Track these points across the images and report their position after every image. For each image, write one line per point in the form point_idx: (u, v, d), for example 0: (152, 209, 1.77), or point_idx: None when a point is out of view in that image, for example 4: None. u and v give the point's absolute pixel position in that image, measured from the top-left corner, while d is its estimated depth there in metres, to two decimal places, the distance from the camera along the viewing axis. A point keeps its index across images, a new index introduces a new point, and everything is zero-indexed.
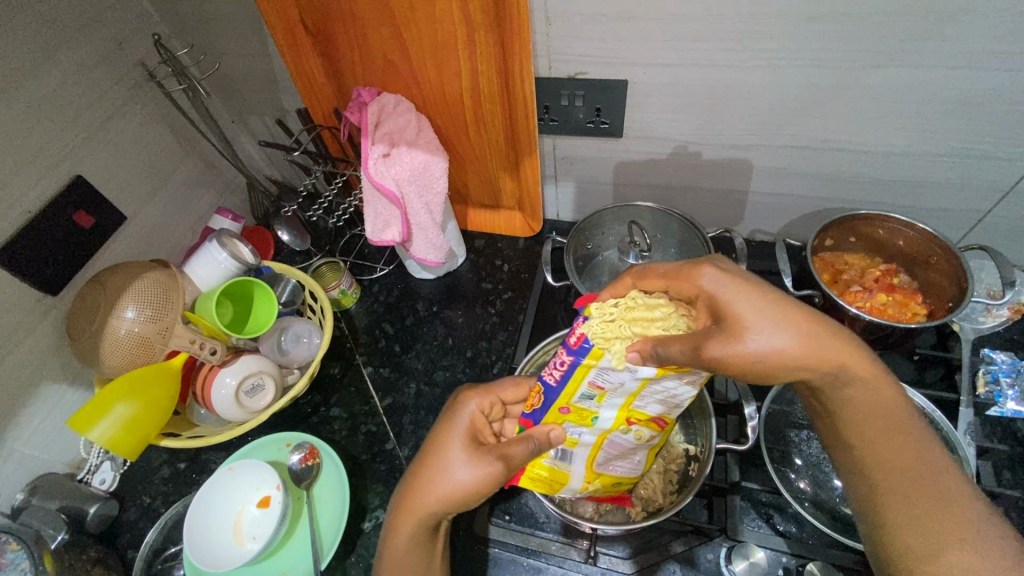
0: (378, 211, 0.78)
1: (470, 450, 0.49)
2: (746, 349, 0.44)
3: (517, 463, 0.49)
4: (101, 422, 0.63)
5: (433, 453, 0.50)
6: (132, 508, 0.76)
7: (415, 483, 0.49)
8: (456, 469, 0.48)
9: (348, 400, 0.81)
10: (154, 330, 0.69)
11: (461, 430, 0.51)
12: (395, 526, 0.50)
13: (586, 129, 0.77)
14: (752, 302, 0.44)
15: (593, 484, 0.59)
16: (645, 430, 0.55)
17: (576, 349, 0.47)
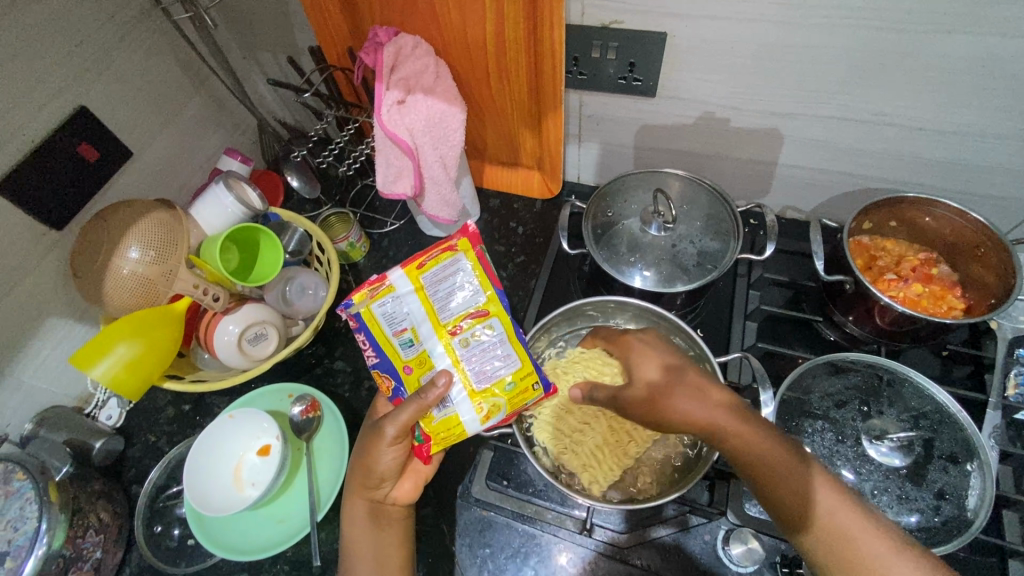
0: (390, 162, 0.75)
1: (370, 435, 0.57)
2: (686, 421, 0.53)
3: (409, 421, 0.55)
4: (104, 361, 0.62)
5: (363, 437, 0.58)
6: (137, 444, 0.77)
7: (358, 466, 0.57)
8: (376, 443, 0.56)
9: (353, 354, 0.80)
10: (159, 272, 0.68)
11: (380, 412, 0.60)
12: (349, 508, 0.57)
13: (616, 84, 0.72)
14: (681, 391, 0.53)
15: (486, 408, 0.59)
16: (475, 327, 0.60)
17: (358, 325, 0.61)
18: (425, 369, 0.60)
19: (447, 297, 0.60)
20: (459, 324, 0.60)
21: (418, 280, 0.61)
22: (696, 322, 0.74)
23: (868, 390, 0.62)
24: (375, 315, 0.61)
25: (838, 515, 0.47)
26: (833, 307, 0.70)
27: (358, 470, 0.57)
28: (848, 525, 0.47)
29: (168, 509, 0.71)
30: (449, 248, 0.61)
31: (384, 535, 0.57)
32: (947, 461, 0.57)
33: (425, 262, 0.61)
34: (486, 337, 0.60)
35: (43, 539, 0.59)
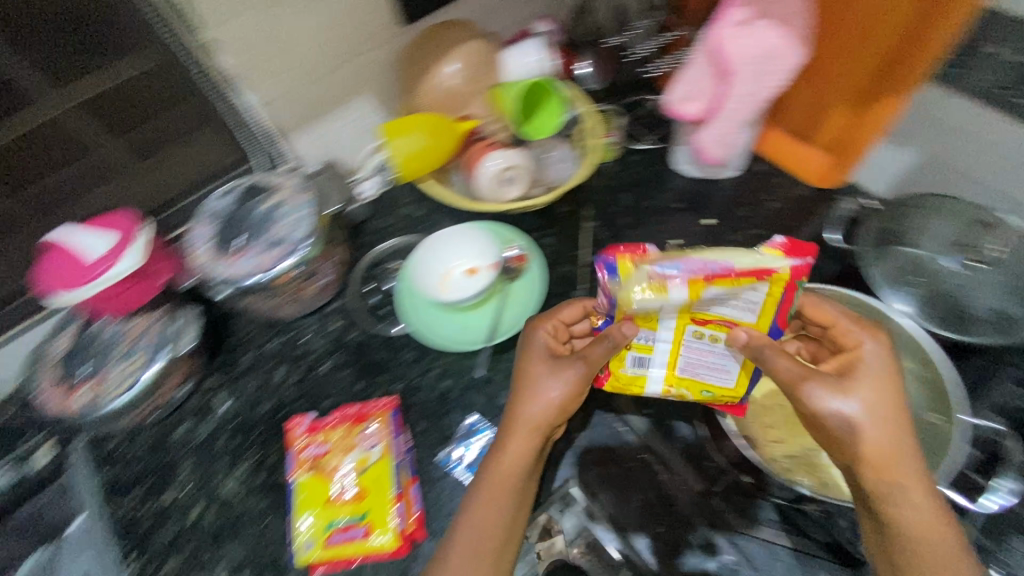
0: (697, 78, 0.74)
1: (551, 365, 0.63)
2: (837, 406, 0.55)
3: (596, 361, 0.60)
4: (402, 139, 0.75)
5: (526, 357, 0.64)
6: (373, 222, 0.92)
7: (525, 397, 0.62)
8: (535, 380, 0.62)
9: (563, 238, 0.85)
10: (462, 91, 0.78)
11: (547, 342, 0.65)
12: (503, 445, 0.61)
13: (987, 95, 0.66)
14: (867, 376, 0.56)
15: (673, 392, 0.62)
16: (713, 333, 0.59)
17: (606, 272, 0.56)
18: (641, 348, 0.61)
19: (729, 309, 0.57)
20: (705, 325, 0.58)
21: (698, 294, 0.54)
22: None
23: None
24: (631, 296, 0.55)
25: (933, 528, 0.52)
26: None
27: (512, 402, 0.63)
28: (942, 547, 0.52)
29: (378, 278, 0.85)
30: (757, 275, 0.53)
31: (532, 456, 0.61)
32: None
33: (717, 278, 0.53)
34: (716, 345, 0.60)
35: (302, 248, 0.73)
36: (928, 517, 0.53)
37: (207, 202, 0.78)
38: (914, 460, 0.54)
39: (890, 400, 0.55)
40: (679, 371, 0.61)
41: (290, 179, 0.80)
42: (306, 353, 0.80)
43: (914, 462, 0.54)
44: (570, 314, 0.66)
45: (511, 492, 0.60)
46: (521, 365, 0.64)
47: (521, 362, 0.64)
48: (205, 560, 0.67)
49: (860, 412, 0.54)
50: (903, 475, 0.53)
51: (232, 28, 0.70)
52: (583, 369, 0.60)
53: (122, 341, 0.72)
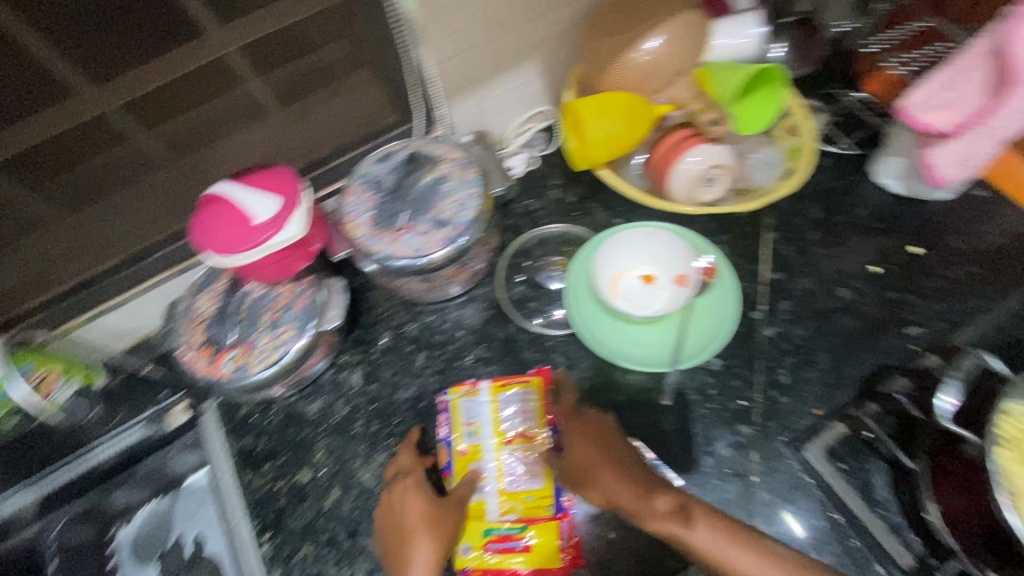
0: (960, 80, 0.62)
1: (423, 506, 0.61)
2: (585, 475, 0.60)
3: (461, 493, 0.62)
4: (590, 121, 0.66)
5: (398, 513, 0.61)
6: (520, 203, 0.84)
7: (399, 557, 0.58)
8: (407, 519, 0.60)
9: (738, 247, 0.75)
10: (670, 67, 0.68)
11: (422, 499, 0.61)
12: None
13: None
14: (590, 446, 0.61)
15: (510, 512, 0.63)
16: (523, 447, 0.65)
17: None
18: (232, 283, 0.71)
19: (509, 413, 0.67)
20: (512, 442, 0.66)
21: None
22: None
23: None
24: None
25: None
26: None
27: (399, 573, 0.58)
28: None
29: (526, 268, 0.78)
30: (522, 382, 0.68)
31: None
32: None
33: None
34: (526, 455, 0.65)
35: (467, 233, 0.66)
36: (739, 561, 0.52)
37: (365, 166, 0.71)
38: (689, 520, 0.55)
39: (597, 450, 0.61)
40: (500, 492, 0.64)
41: (453, 151, 0.72)
42: (447, 341, 0.74)
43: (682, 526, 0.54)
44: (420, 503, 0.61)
45: None
46: (393, 523, 0.61)
47: (392, 530, 0.61)
48: (344, 550, 0.64)
49: (628, 500, 0.58)
50: (676, 533, 0.54)
51: None
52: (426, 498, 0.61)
53: (270, 310, 0.68)
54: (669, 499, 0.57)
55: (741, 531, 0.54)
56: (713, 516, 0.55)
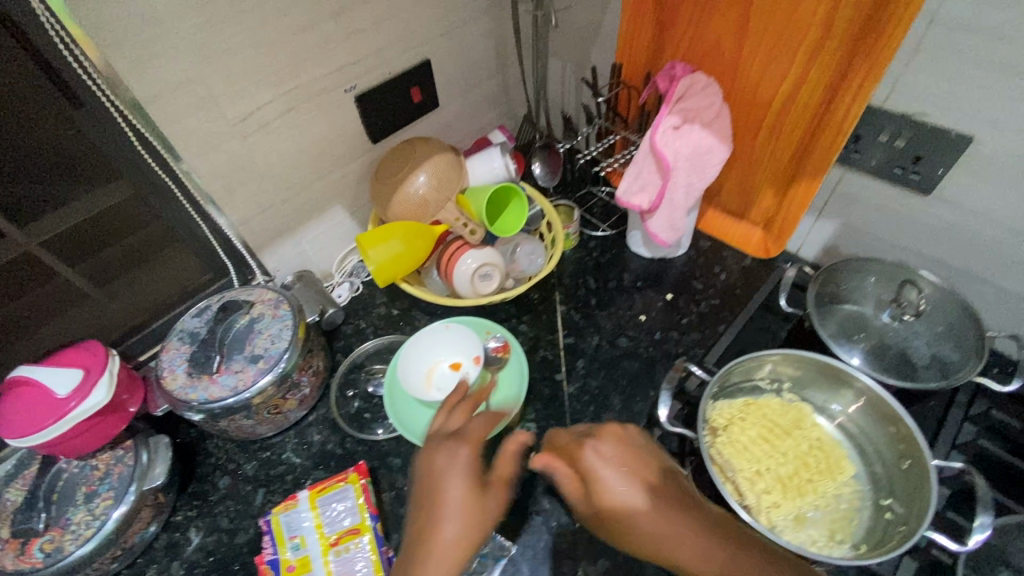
0: (641, 174, 0.83)
1: (471, 467, 0.57)
2: (604, 479, 0.53)
3: (500, 472, 0.59)
4: (378, 247, 0.78)
5: (427, 482, 0.56)
6: (350, 325, 0.93)
7: (436, 479, 0.56)
8: (442, 484, 0.55)
9: (536, 324, 0.88)
10: (436, 198, 0.83)
11: (468, 476, 0.56)
12: (437, 527, 0.52)
13: (886, 175, 0.74)
14: (617, 470, 0.53)
15: None
16: (351, 542, 0.65)
17: None
18: None
19: (334, 514, 0.67)
20: (338, 542, 0.65)
21: None
22: None
23: None
24: None
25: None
26: None
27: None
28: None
29: (357, 382, 0.85)
30: (343, 480, 0.70)
31: (482, 505, 0.54)
32: None
33: None
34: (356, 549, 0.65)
35: (282, 362, 0.73)
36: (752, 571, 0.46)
37: (182, 321, 0.78)
38: (697, 536, 0.48)
39: (645, 477, 0.53)
40: None
41: (265, 292, 0.81)
42: (286, 470, 0.77)
43: (685, 534, 0.48)
44: (450, 488, 0.55)
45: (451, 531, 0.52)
46: (423, 484, 0.57)
47: (422, 493, 0.56)
48: None
49: (639, 511, 0.50)
50: (679, 548, 0.47)
51: (211, 158, 0.72)
52: (450, 461, 0.57)
53: (89, 481, 0.68)
54: (680, 512, 0.50)
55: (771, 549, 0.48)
56: (736, 535, 0.48)
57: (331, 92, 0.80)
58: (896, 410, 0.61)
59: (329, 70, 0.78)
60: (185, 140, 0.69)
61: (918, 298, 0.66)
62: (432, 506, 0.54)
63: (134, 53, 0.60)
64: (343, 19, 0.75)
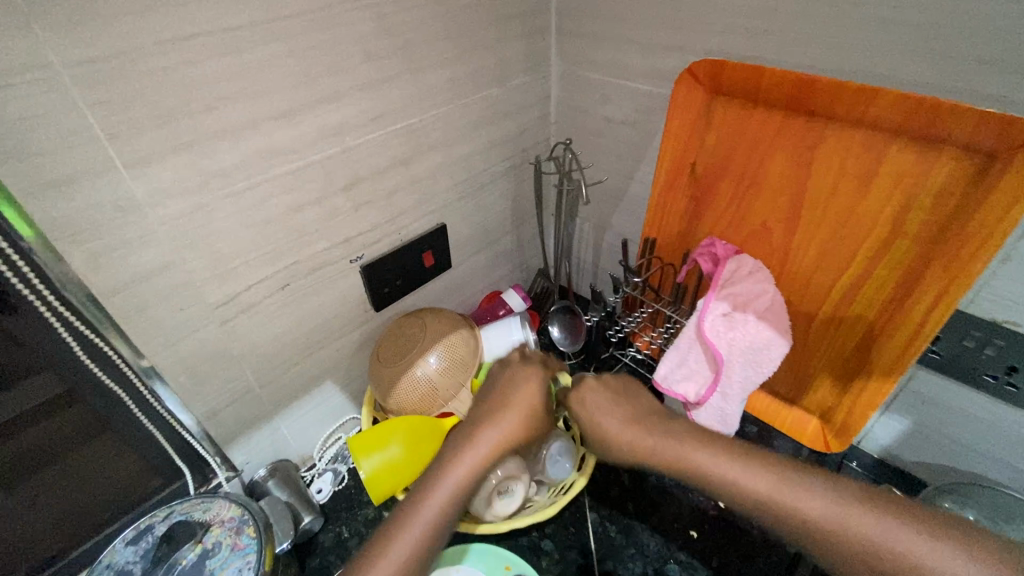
0: (686, 360, 0.72)
1: (535, 388, 0.64)
2: (608, 417, 0.65)
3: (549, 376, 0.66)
4: (374, 455, 0.64)
5: (502, 389, 0.63)
6: (330, 533, 0.75)
7: (501, 401, 0.62)
8: (511, 393, 0.63)
9: (564, 540, 0.72)
10: (445, 385, 0.71)
11: (536, 386, 0.64)
12: (498, 422, 0.59)
13: (974, 381, 0.63)
14: (614, 413, 0.65)
15: None
16: None
17: None
18: None
19: None
20: None
21: None
22: None
23: None
24: None
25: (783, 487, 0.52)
26: None
27: (451, 449, 0.57)
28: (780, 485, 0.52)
29: None
30: None
31: (508, 422, 0.60)
32: None
33: None
34: None
35: None
36: (816, 505, 0.50)
37: (112, 551, 0.60)
38: (757, 475, 0.54)
39: (627, 404, 0.66)
40: None
41: (227, 508, 0.64)
42: None
43: (740, 469, 0.54)
44: (525, 395, 0.62)
45: (508, 428, 0.59)
46: (487, 390, 0.65)
47: (498, 389, 0.63)
48: None
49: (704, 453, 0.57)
50: (732, 475, 0.54)
51: (181, 349, 0.60)
52: (535, 390, 0.63)
53: None
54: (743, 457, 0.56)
55: (847, 484, 0.52)
56: (813, 479, 0.52)
57: (334, 265, 0.70)
58: None
59: (334, 243, 0.69)
60: (148, 334, 0.57)
61: None
62: (501, 402, 0.62)
63: (97, 246, 0.49)
64: (354, 192, 0.67)
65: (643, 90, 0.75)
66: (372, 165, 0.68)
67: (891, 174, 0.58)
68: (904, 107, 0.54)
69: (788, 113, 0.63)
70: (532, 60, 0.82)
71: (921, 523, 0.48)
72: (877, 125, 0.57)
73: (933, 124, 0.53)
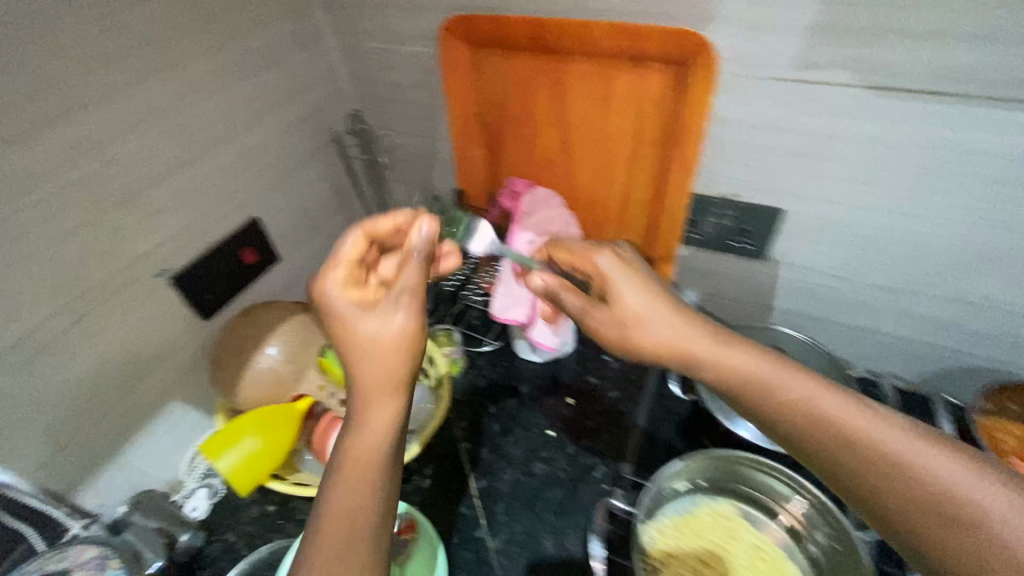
0: (510, 291, 0.82)
1: (355, 295, 0.54)
2: (417, 236, 0.56)
3: (387, 272, 0.58)
4: (229, 452, 0.64)
5: (322, 308, 0.54)
6: (216, 542, 0.75)
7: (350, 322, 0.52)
8: (342, 307, 0.53)
9: (441, 474, 0.80)
10: (291, 370, 0.73)
11: (352, 296, 0.54)
12: (380, 315, 0.51)
13: (726, 248, 0.79)
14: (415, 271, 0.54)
15: None
16: None
17: None
18: None
19: None
20: None
21: None
22: None
23: None
24: None
25: (793, 382, 0.49)
26: None
27: (337, 461, 0.49)
28: (764, 368, 0.50)
29: None
30: None
31: (383, 322, 0.51)
32: None
33: None
34: None
35: None
36: (835, 409, 0.47)
37: None
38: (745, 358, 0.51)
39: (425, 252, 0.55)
40: None
41: None
42: None
43: (756, 357, 0.51)
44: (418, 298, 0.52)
45: (406, 355, 0.50)
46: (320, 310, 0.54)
47: (330, 323, 0.53)
48: None
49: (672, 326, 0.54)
50: (701, 355, 0.52)
51: None
52: (421, 275, 0.54)
53: None
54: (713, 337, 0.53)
55: (866, 402, 0.48)
56: (822, 378, 0.49)
57: (138, 284, 0.68)
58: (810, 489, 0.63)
59: (132, 260, 0.66)
60: None
61: None
62: (340, 323, 0.52)
63: None
64: (136, 205, 0.65)
65: (416, 51, 0.79)
66: (146, 173, 0.65)
67: (622, 93, 0.70)
68: (612, 35, 0.65)
69: (535, 53, 0.71)
70: (303, 38, 0.81)
71: (960, 446, 0.44)
72: (600, 52, 0.67)
73: (635, 45, 0.64)
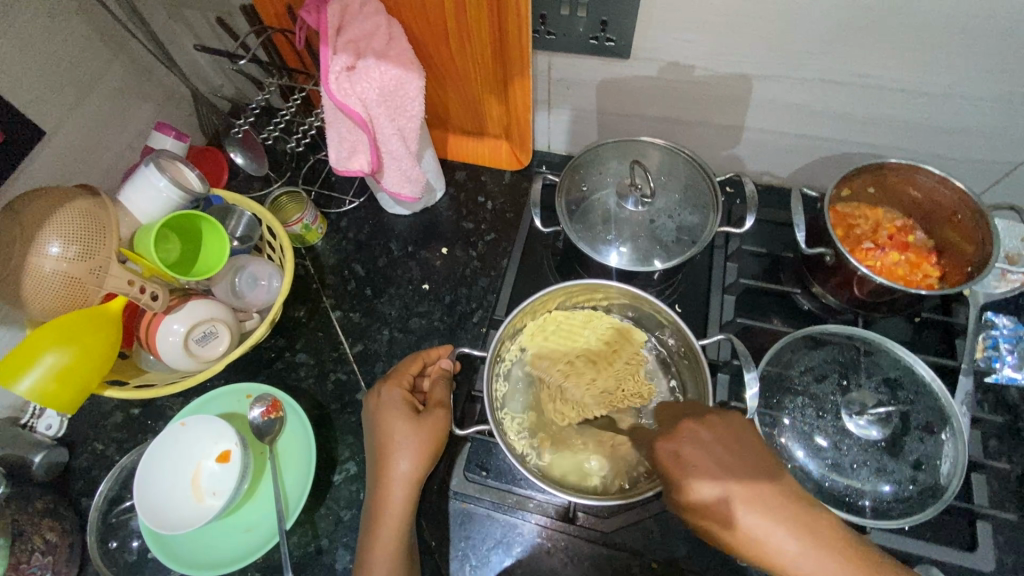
0: (343, 136, 0.67)
1: (406, 428, 0.56)
2: (440, 416, 0.58)
3: (438, 399, 0.59)
4: (30, 371, 0.56)
5: (372, 426, 0.59)
6: (84, 454, 0.70)
7: (383, 433, 0.57)
8: (390, 455, 0.56)
9: (314, 347, 0.75)
10: (87, 269, 0.59)
11: (396, 413, 0.58)
12: (391, 462, 0.55)
13: (588, 48, 0.67)
14: (412, 436, 0.56)
15: None
16: None
17: None
18: None
19: None
20: None
21: None
22: (674, 298, 0.72)
23: (847, 363, 0.61)
24: None
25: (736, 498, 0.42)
26: (812, 279, 0.68)
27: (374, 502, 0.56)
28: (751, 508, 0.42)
29: (122, 524, 0.65)
30: None
31: (420, 432, 0.56)
32: (923, 432, 0.57)
33: None
34: None
35: None
36: (753, 527, 0.41)
37: None
38: (749, 493, 0.42)
39: (439, 421, 0.57)
40: None
41: None
42: None
43: (783, 532, 0.40)
44: (440, 350, 0.65)
45: (438, 417, 0.58)
46: (371, 426, 0.59)
47: (372, 437, 0.58)
48: None
49: (726, 488, 0.42)
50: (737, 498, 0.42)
51: None
52: (445, 425, 0.57)
53: None
54: (783, 494, 0.42)
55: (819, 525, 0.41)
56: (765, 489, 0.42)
57: None
58: (661, 308, 0.62)
59: None
60: None
61: (665, 223, 0.65)
62: (377, 434, 0.58)
63: None
64: None
65: None
66: None
67: None
68: None
69: None
70: None
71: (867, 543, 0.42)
72: None
73: None
